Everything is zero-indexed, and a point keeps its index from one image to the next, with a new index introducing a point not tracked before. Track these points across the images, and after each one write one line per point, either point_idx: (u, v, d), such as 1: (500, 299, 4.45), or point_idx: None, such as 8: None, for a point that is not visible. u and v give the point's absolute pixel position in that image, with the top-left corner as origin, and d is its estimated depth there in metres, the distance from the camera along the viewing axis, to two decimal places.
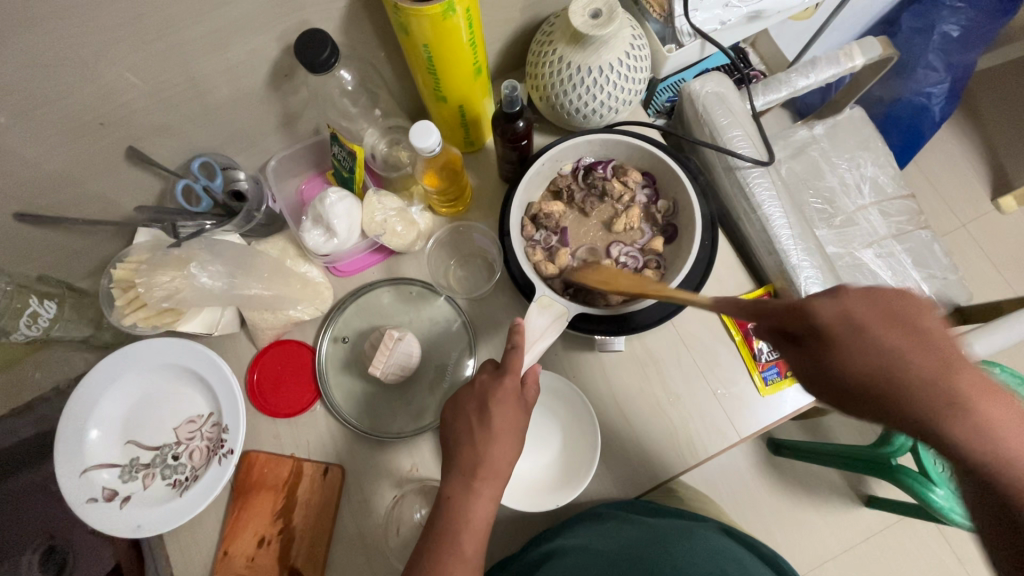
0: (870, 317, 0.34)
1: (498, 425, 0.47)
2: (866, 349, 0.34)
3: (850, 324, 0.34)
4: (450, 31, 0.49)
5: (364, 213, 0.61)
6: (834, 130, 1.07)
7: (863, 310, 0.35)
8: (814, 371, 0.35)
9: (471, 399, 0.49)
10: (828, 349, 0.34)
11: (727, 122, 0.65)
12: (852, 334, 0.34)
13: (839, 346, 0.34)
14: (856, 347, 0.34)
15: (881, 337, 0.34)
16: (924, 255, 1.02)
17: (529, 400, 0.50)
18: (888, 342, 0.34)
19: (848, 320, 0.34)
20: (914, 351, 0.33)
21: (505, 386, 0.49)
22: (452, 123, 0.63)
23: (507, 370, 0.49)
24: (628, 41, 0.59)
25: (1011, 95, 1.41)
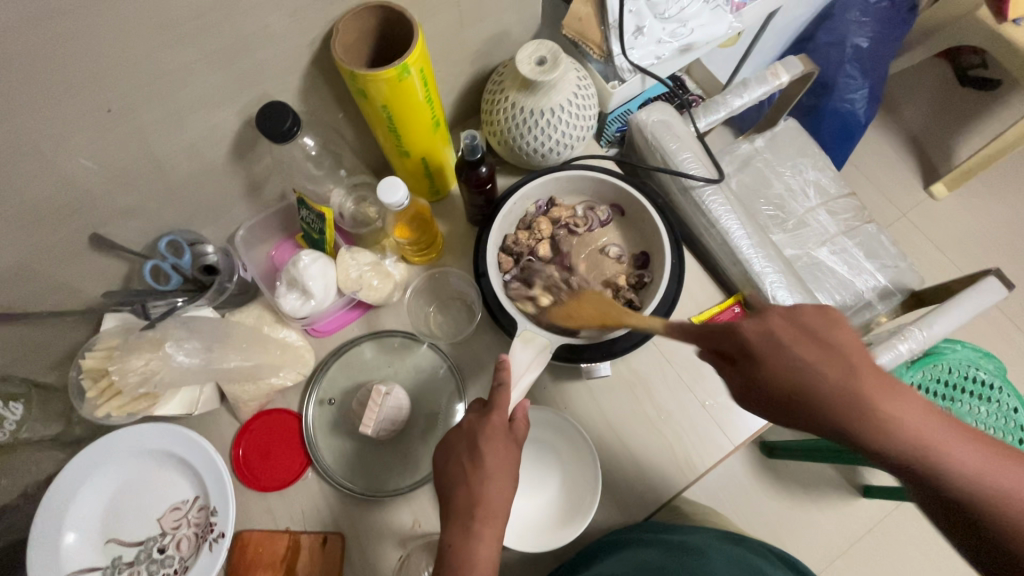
0: (787, 335, 0.41)
1: (491, 464, 0.47)
2: (791, 365, 0.41)
3: (770, 341, 0.42)
4: (407, 91, 0.51)
5: (338, 271, 0.61)
6: (774, 141, 1.14)
7: (787, 333, 0.41)
8: (746, 385, 0.43)
9: (461, 441, 0.49)
10: (759, 364, 0.42)
11: (676, 147, 0.69)
12: (779, 352, 0.41)
13: (770, 363, 0.41)
14: (792, 362, 0.41)
15: (801, 356, 0.41)
16: (875, 247, 1.09)
17: (520, 436, 0.50)
18: (810, 362, 0.41)
19: (775, 339, 0.41)
20: (834, 368, 0.41)
21: (493, 423, 0.49)
22: (417, 176, 0.64)
23: (494, 407, 0.50)
24: (575, 83, 0.62)
25: (925, 93, 1.54)
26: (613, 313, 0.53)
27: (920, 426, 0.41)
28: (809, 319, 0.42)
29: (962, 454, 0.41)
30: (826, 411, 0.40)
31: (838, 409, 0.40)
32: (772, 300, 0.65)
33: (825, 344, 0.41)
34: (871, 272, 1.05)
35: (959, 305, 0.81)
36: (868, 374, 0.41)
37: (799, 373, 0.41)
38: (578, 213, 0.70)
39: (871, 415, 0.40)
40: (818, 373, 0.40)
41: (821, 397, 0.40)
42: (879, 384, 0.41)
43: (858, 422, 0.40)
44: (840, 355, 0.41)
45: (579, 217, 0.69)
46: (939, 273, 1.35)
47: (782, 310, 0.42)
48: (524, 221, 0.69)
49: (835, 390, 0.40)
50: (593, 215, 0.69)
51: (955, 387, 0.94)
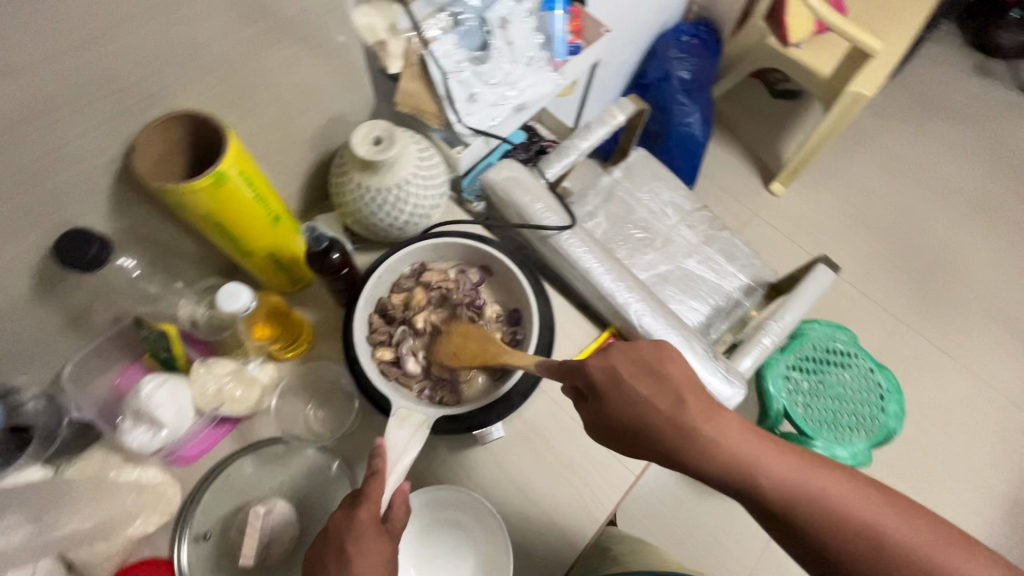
0: (626, 371, 0.51)
1: (359, 567, 0.44)
2: (628, 402, 0.50)
3: (613, 378, 0.51)
4: (231, 195, 0.49)
5: (194, 390, 0.56)
6: (630, 171, 1.25)
7: (625, 370, 0.51)
8: (597, 418, 0.52)
9: (326, 546, 0.46)
10: (604, 400, 0.51)
11: (529, 200, 0.72)
12: (619, 386, 0.50)
13: (611, 398, 0.51)
14: (632, 398, 0.50)
15: (637, 389, 0.50)
16: (733, 250, 1.21)
17: (395, 526, 0.48)
18: (641, 393, 0.50)
19: (613, 377, 0.51)
20: (657, 397, 0.50)
21: (360, 521, 0.46)
22: (269, 270, 0.61)
23: (362, 500, 0.48)
24: (417, 155, 0.63)
25: (747, 108, 1.77)
26: (494, 350, 0.60)
27: (736, 441, 0.49)
28: (647, 356, 0.51)
29: (772, 465, 0.49)
30: (659, 434, 0.49)
31: (662, 434, 0.49)
32: (640, 329, 0.67)
33: (658, 378, 0.51)
34: (734, 273, 1.17)
35: (803, 293, 0.92)
36: (693, 398, 0.50)
37: (634, 408, 0.50)
38: (451, 275, 0.69)
39: (699, 436, 0.49)
40: (645, 402, 0.50)
41: (650, 423, 0.49)
42: (704, 409, 0.50)
43: (683, 443, 0.49)
44: (671, 386, 0.50)
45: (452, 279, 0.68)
46: (792, 260, 1.54)
47: (623, 351, 0.52)
48: (397, 286, 0.68)
49: (659, 418, 0.49)
50: (464, 278, 0.69)
51: (821, 361, 1.11)
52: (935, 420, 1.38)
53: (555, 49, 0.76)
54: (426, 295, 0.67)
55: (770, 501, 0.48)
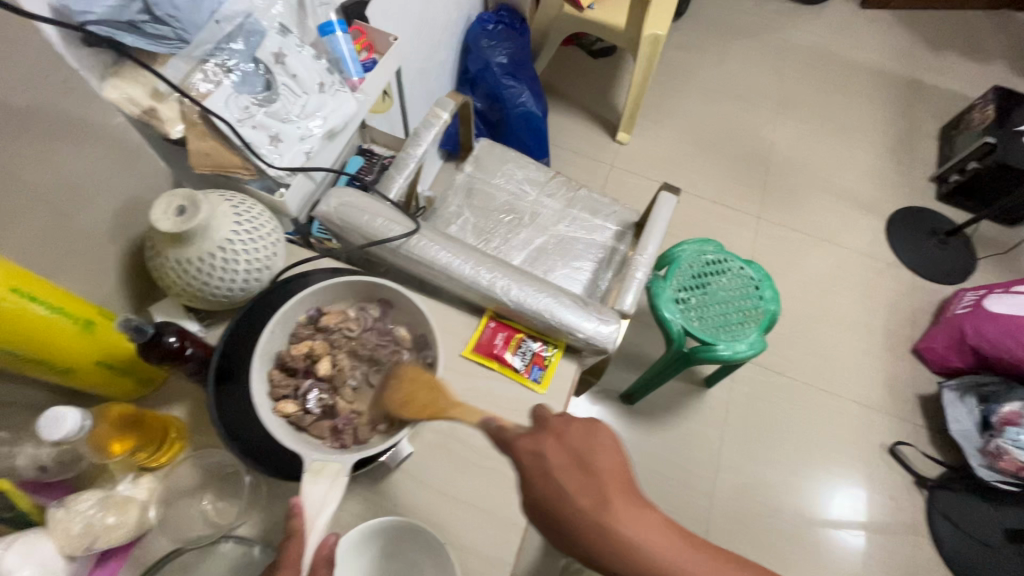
0: (556, 460, 0.46)
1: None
2: (552, 489, 0.45)
3: (539, 466, 0.46)
4: (15, 317, 0.44)
5: (57, 538, 0.49)
6: (479, 163, 1.28)
7: (551, 454, 0.46)
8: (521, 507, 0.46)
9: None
10: (527, 487, 0.46)
11: (367, 219, 0.72)
12: (543, 474, 0.46)
13: (534, 487, 0.46)
14: (570, 483, 0.45)
15: (562, 480, 0.45)
16: (594, 204, 1.28)
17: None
18: (565, 485, 0.45)
19: (541, 463, 0.46)
20: (579, 488, 0.45)
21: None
22: (107, 381, 0.56)
23: (280, 565, 0.46)
24: (232, 212, 0.61)
25: (572, 75, 1.88)
26: (434, 404, 0.53)
27: (659, 540, 0.44)
28: (580, 443, 0.46)
29: (696, 566, 0.44)
30: (585, 538, 0.44)
31: (580, 535, 0.44)
32: (512, 301, 0.69)
33: (589, 471, 0.45)
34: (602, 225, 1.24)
35: (656, 224, 1.00)
36: (619, 497, 0.45)
37: (554, 501, 0.45)
38: (351, 315, 0.65)
39: (615, 536, 0.43)
40: (566, 494, 0.45)
41: (570, 517, 0.44)
42: (624, 509, 0.44)
43: (604, 549, 0.43)
44: (600, 483, 0.45)
45: (351, 319, 0.64)
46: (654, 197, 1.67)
47: (556, 431, 0.47)
48: (295, 337, 0.62)
49: (579, 514, 0.44)
50: (365, 316, 0.65)
51: (700, 276, 1.21)
52: (811, 292, 1.56)
53: (348, 68, 0.76)
54: (327, 342, 0.62)
55: None
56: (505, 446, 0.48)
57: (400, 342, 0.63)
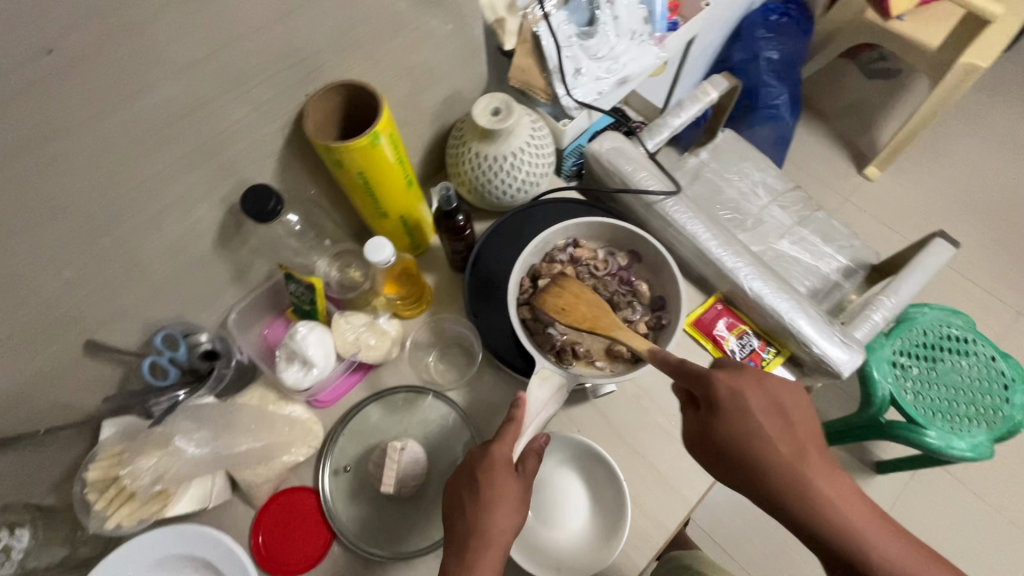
0: (754, 400, 0.49)
1: (489, 495, 0.49)
2: (744, 429, 0.48)
3: (739, 403, 0.49)
4: (380, 157, 0.54)
5: (335, 338, 0.62)
6: (718, 152, 1.23)
7: (751, 395, 0.49)
8: (701, 432, 0.51)
9: (462, 475, 0.52)
10: (716, 416, 0.49)
11: (632, 168, 0.74)
12: (740, 412, 0.49)
13: (724, 418, 0.49)
14: (771, 424, 0.49)
15: (757, 420, 0.48)
16: (830, 231, 1.16)
17: (526, 469, 0.52)
18: (760, 424, 0.48)
19: (737, 397, 0.49)
20: (774, 430, 0.49)
21: (493, 456, 0.51)
22: (396, 233, 0.67)
23: (497, 439, 0.52)
24: (530, 126, 0.67)
25: (839, 89, 1.69)
26: (603, 320, 0.59)
27: (841, 494, 0.47)
28: (781, 398, 0.50)
29: (876, 532, 0.46)
30: (773, 480, 0.47)
31: (765, 469, 0.47)
32: (751, 291, 0.68)
33: (786, 419, 0.50)
34: (832, 255, 1.12)
35: (912, 272, 0.87)
36: (812, 451, 0.49)
37: (748, 439, 0.48)
38: (599, 256, 0.69)
39: (798, 477, 0.47)
40: (759, 435, 0.48)
41: (757, 455, 0.48)
42: (817, 465, 0.48)
43: (780, 481, 0.47)
44: (798, 435, 0.49)
45: (600, 260, 0.68)
46: (891, 246, 1.45)
47: (755, 378, 0.50)
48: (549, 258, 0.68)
49: (765, 452, 0.48)
50: (613, 261, 0.68)
51: (934, 347, 1.02)
52: None
53: (656, 25, 0.78)
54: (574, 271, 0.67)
55: (837, 556, 0.46)
56: (701, 378, 0.51)
57: (637, 297, 0.66)
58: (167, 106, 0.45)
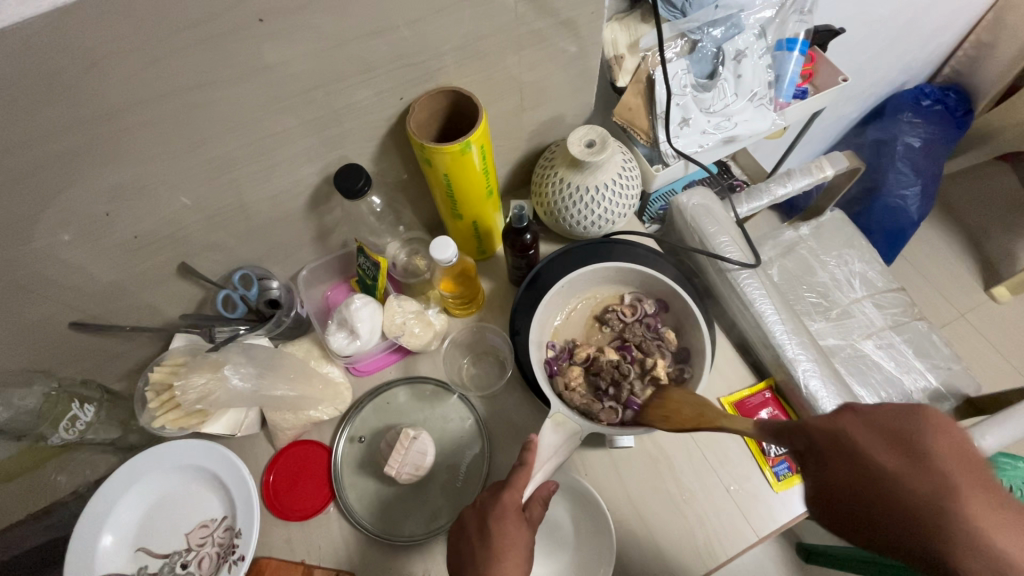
0: (868, 437, 0.37)
1: (499, 544, 0.49)
2: (857, 475, 0.36)
3: (845, 443, 0.38)
4: (467, 163, 0.57)
5: (385, 317, 0.66)
6: (819, 231, 1.15)
7: (861, 433, 0.38)
8: (811, 490, 0.39)
9: (472, 519, 0.52)
10: (823, 466, 0.38)
11: (715, 230, 0.71)
12: (850, 458, 0.37)
13: (834, 466, 0.38)
14: (851, 472, 0.37)
15: (885, 466, 0.36)
16: (925, 345, 1.05)
17: (534, 518, 0.53)
18: (895, 473, 0.35)
19: (844, 441, 0.38)
20: (928, 481, 0.34)
21: (504, 503, 0.51)
22: (466, 235, 0.69)
23: (507, 486, 0.52)
24: (620, 165, 0.67)
25: (983, 193, 1.52)
26: (710, 415, 0.51)
27: None
28: (910, 429, 0.36)
29: None
30: (952, 555, 0.32)
31: (936, 538, 0.33)
32: (806, 388, 0.64)
33: (928, 462, 0.34)
34: (921, 372, 1.01)
35: (1012, 419, 0.76)
36: (988, 503, 0.33)
37: (885, 492, 0.35)
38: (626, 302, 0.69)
39: (996, 561, 0.32)
40: (909, 490, 0.34)
41: (915, 516, 0.34)
42: (982, 531, 0.32)
43: (962, 546, 0.32)
44: (954, 479, 0.34)
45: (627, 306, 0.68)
46: (996, 379, 1.29)
47: (862, 410, 0.38)
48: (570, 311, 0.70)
49: (941, 509, 0.33)
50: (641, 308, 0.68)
51: None
52: None
53: (781, 91, 0.74)
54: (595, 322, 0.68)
55: None
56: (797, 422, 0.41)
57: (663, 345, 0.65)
58: (295, 80, 0.50)
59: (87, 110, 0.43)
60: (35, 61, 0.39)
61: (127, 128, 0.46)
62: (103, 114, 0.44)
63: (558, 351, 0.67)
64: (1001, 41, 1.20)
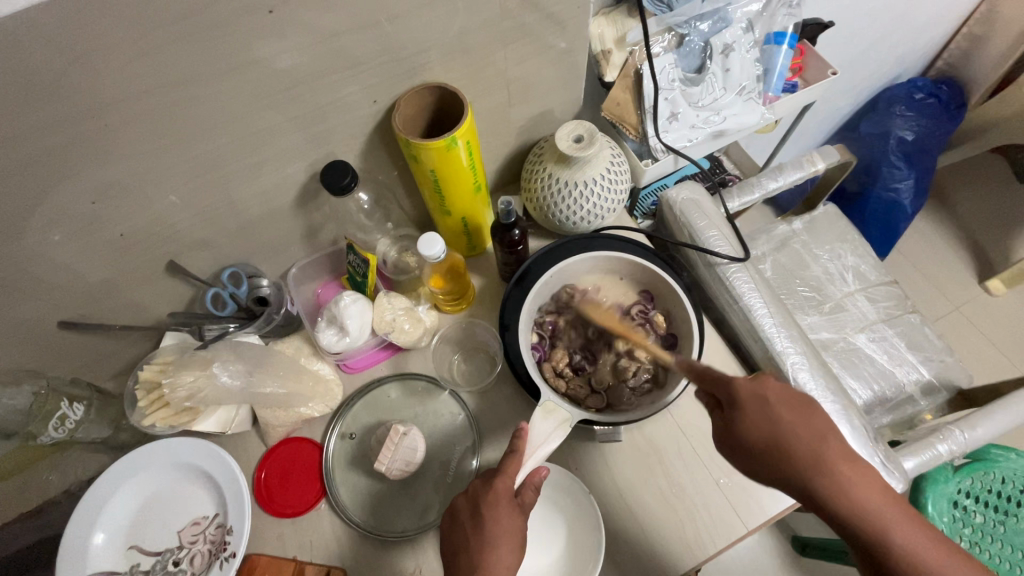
0: (777, 397, 0.47)
1: (493, 530, 0.50)
2: (767, 420, 0.46)
3: (757, 396, 0.47)
4: (453, 159, 0.57)
5: (375, 313, 0.66)
6: (812, 225, 1.15)
7: (772, 394, 0.47)
8: (724, 430, 0.48)
9: (465, 507, 0.53)
10: (739, 411, 0.47)
11: (703, 224, 0.71)
12: (761, 407, 0.47)
13: (746, 410, 0.46)
14: (767, 419, 0.46)
15: (779, 415, 0.47)
16: (918, 338, 1.05)
17: (526, 503, 0.53)
18: (782, 418, 0.46)
19: (758, 393, 0.47)
20: (800, 423, 0.46)
21: (497, 490, 0.52)
22: (455, 232, 0.70)
23: (500, 474, 0.53)
24: (608, 160, 0.67)
25: (977, 186, 1.52)
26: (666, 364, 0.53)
27: (863, 491, 0.45)
28: (801, 394, 0.48)
29: (906, 532, 0.44)
30: (802, 470, 0.45)
31: (797, 460, 0.45)
32: (795, 382, 0.64)
33: (807, 412, 0.47)
34: (914, 365, 1.01)
35: (1003, 410, 0.77)
36: (839, 445, 0.46)
37: (774, 427, 0.46)
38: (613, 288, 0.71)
39: (831, 473, 0.45)
40: (790, 430, 0.46)
41: (788, 447, 0.45)
42: (834, 457, 0.46)
43: (813, 466, 0.45)
44: (818, 426, 0.47)
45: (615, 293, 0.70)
46: (991, 372, 1.30)
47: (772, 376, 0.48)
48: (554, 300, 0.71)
49: (802, 443, 0.46)
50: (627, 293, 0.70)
51: (1010, 500, 0.90)
52: None
53: (770, 83, 0.75)
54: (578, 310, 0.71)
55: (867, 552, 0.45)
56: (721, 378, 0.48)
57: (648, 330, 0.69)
58: (280, 76, 0.50)
59: (70, 107, 0.43)
60: (16, 58, 0.39)
61: (111, 126, 0.46)
62: (87, 112, 0.44)
63: (541, 337, 0.69)
64: (994, 34, 1.20)
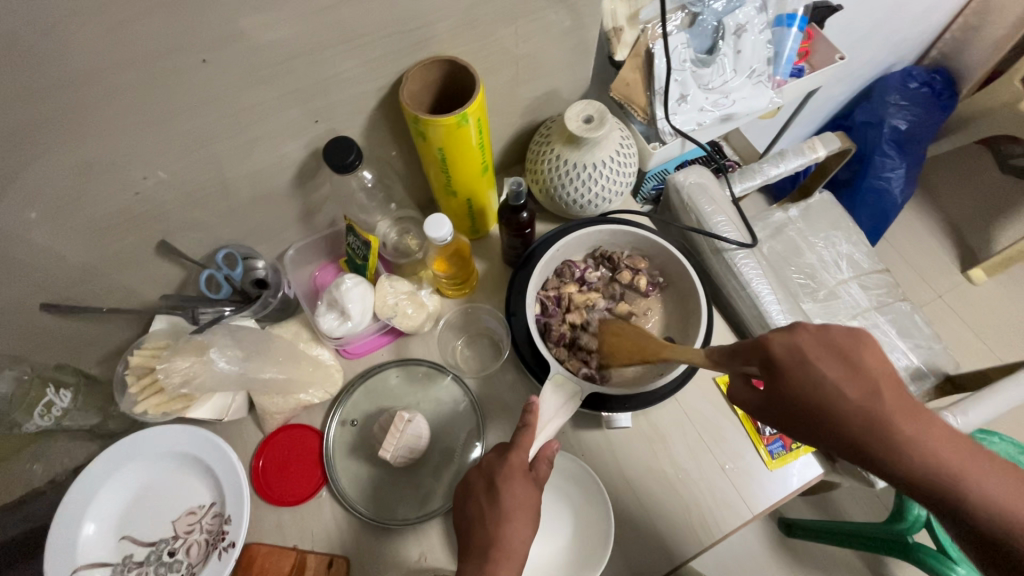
0: (814, 351, 0.46)
1: (509, 503, 0.50)
2: (814, 382, 0.45)
3: (796, 355, 0.46)
4: (463, 137, 0.55)
5: (376, 298, 0.64)
6: (808, 212, 1.15)
7: (813, 347, 0.46)
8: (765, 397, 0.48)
9: (479, 480, 0.53)
10: (782, 377, 0.46)
11: (711, 210, 0.71)
12: (803, 368, 0.46)
13: (789, 375, 0.46)
14: (804, 377, 0.45)
15: (824, 371, 0.45)
16: (908, 326, 1.07)
17: (541, 476, 0.53)
18: (826, 374, 0.45)
19: (795, 351, 0.46)
20: (848, 379, 0.45)
21: (511, 463, 0.52)
22: (459, 214, 0.68)
23: (512, 447, 0.53)
24: (617, 142, 0.66)
25: (964, 176, 1.55)
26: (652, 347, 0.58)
27: (939, 449, 0.43)
28: (842, 343, 0.46)
29: (990, 485, 0.42)
30: (869, 439, 0.43)
31: (846, 422, 0.44)
32: None
33: (851, 365, 0.45)
34: (905, 352, 1.03)
35: (997, 394, 0.78)
36: (892, 392, 0.44)
37: (818, 388, 0.45)
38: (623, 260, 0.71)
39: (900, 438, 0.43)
40: (831, 388, 0.44)
41: (829, 402, 0.44)
42: (913, 422, 0.43)
43: (876, 419, 0.44)
44: (872, 377, 0.44)
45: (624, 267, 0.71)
46: (972, 358, 1.33)
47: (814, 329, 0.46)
48: (561, 274, 0.71)
49: (845, 397, 0.44)
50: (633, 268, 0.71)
51: None
52: None
53: (780, 68, 0.74)
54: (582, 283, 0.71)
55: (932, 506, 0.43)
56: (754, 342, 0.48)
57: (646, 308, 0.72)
58: (280, 45, 0.47)
59: (54, 73, 0.40)
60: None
61: (98, 95, 0.43)
62: (71, 80, 0.40)
63: (547, 309, 0.69)
64: (989, 24, 1.21)
